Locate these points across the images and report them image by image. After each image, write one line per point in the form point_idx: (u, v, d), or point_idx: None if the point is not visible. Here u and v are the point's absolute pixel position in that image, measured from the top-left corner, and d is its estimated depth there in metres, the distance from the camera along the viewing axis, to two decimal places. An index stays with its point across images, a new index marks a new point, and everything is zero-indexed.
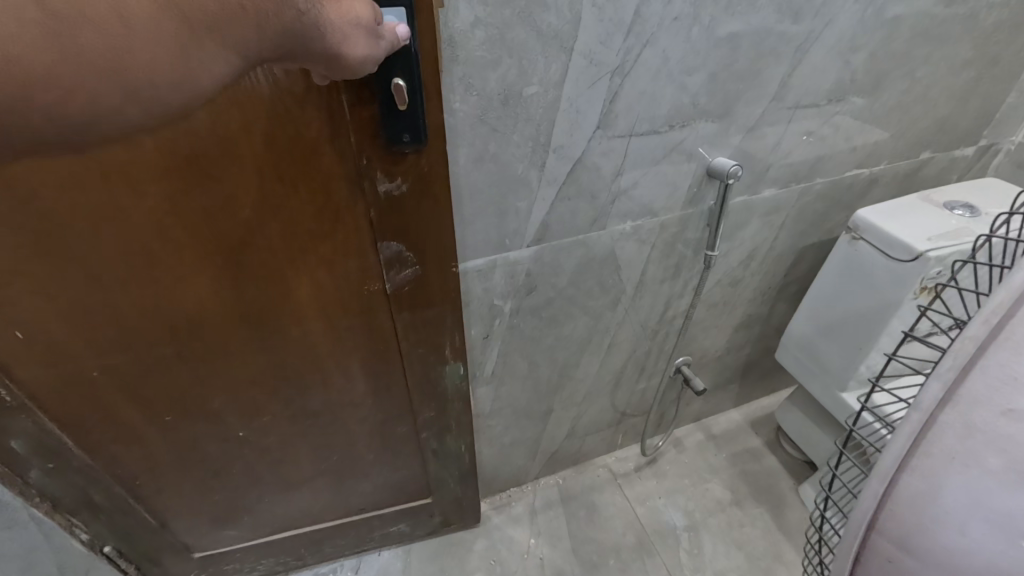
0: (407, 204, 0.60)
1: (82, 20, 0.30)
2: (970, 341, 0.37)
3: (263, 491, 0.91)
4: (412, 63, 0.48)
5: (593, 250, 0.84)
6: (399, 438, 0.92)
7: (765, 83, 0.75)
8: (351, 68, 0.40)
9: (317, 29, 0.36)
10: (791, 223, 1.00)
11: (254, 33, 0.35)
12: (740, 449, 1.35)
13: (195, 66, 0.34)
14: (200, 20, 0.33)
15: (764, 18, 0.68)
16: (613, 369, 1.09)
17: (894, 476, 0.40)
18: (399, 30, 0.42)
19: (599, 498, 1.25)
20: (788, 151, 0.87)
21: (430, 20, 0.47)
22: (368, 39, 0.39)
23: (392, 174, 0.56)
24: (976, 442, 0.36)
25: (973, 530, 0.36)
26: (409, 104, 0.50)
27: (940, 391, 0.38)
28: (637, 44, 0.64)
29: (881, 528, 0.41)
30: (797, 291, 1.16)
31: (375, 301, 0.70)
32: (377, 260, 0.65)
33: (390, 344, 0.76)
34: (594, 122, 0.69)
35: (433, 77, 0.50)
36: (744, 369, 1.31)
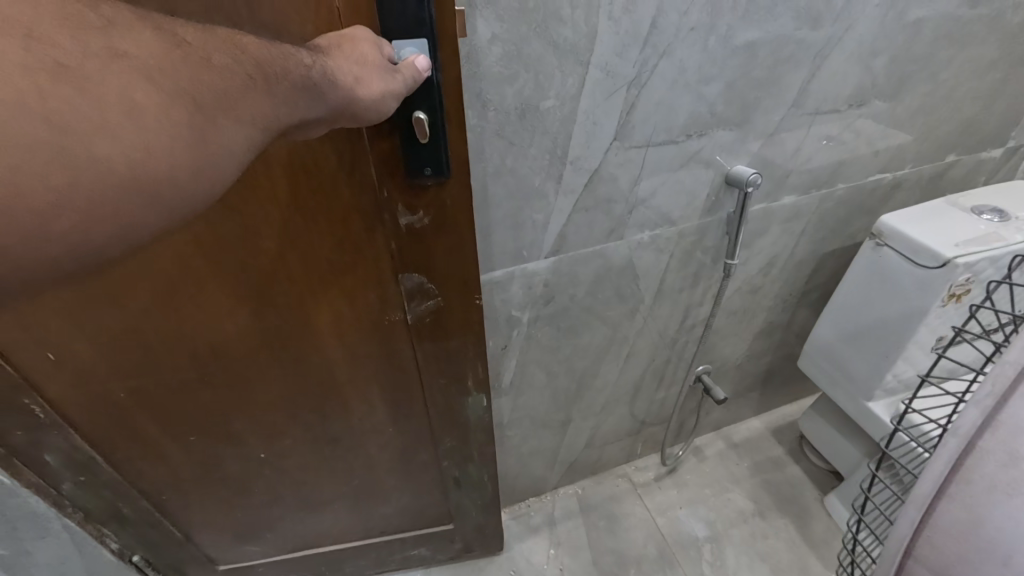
0: (428, 238, 0.59)
1: (104, 127, 0.29)
2: (1012, 367, 0.40)
3: (284, 508, 0.92)
4: (433, 95, 0.48)
5: (611, 259, 0.84)
6: (421, 467, 0.93)
7: (784, 90, 0.75)
8: (369, 110, 0.42)
9: (329, 81, 0.39)
10: (811, 231, 0.98)
11: (270, 104, 0.36)
12: (762, 458, 1.33)
13: (222, 147, 0.34)
14: (216, 101, 0.33)
15: (782, 25, 0.67)
16: (632, 378, 1.09)
17: (935, 502, 0.45)
18: (422, 63, 0.44)
19: (620, 508, 1.24)
20: (808, 157, 0.86)
21: (453, 53, 0.46)
22: (383, 75, 0.42)
23: (414, 207, 0.56)
24: (1016, 470, 0.39)
25: (1018, 559, 0.38)
26: (431, 136, 0.50)
27: (979, 417, 0.41)
28: (654, 55, 0.64)
29: (916, 553, 0.46)
30: (820, 297, 1.14)
31: (396, 329, 0.70)
32: (399, 290, 0.65)
33: (410, 371, 0.76)
34: (610, 133, 0.69)
35: (456, 108, 0.50)
36: (765, 377, 1.29)
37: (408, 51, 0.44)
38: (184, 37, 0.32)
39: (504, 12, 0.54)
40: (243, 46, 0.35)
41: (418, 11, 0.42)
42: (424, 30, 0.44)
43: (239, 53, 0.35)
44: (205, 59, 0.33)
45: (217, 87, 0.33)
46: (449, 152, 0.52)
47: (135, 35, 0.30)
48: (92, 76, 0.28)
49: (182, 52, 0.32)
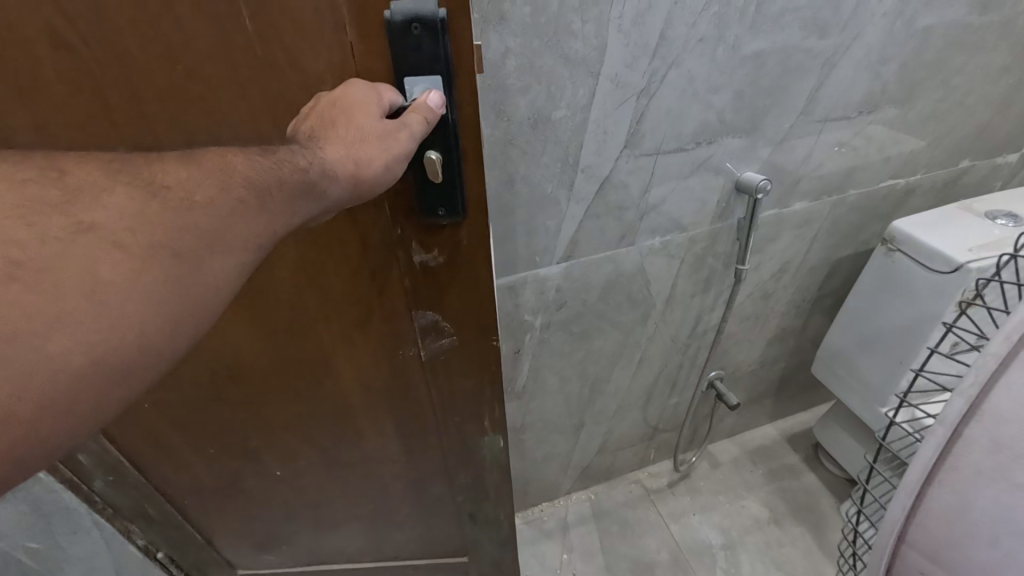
0: (445, 280, 0.56)
1: (83, 304, 0.31)
2: (993, 358, 0.42)
3: (300, 522, 0.92)
4: (447, 134, 0.43)
5: (622, 264, 0.85)
6: (436, 499, 0.91)
7: (792, 98, 0.76)
8: (371, 179, 0.39)
9: (327, 175, 0.37)
10: (823, 237, 0.99)
11: (260, 226, 0.37)
12: (777, 466, 1.32)
13: (209, 281, 0.35)
14: (198, 239, 0.35)
15: (789, 35, 0.69)
16: (645, 383, 1.09)
17: (924, 489, 0.47)
18: (432, 97, 0.40)
19: (633, 514, 1.24)
20: (819, 164, 0.87)
21: (471, 88, 0.42)
22: (382, 144, 0.38)
23: (429, 247, 0.53)
24: (1001, 456, 0.42)
25: (1004, 541, 0.41)
26: (445, 176, 0.45)
27: (965, 406, 0.44)
28: (663, 66, 0.65)
29: (911, 539, 0.48)
30: (833, 302, 1.13)
31: (410, 362, 0.68)
32: (414, 327, 0.62)
33: (424, 405, 0.74)
34: (621, 141, 0.70)
35: (474, 148, 0.45)
36: (779, 383, 1.29)
37: (421, 87, 0.40)
38: (163, 184, 0.34)
39: (517, 27, 0.57)
40: (232, 169, 0.36)
41: (432, 45, 0.38)
42: (437, 66, 0.39)
43: (226, 182, 0.35)
44: (184, 202, 0.34)
45: (196, 229, 0.34)
46: (464, 191, 0.47)
47: (110, 199, 0.33)
48: (65, 261, 0.31)
49: (159, 201, 0.34)
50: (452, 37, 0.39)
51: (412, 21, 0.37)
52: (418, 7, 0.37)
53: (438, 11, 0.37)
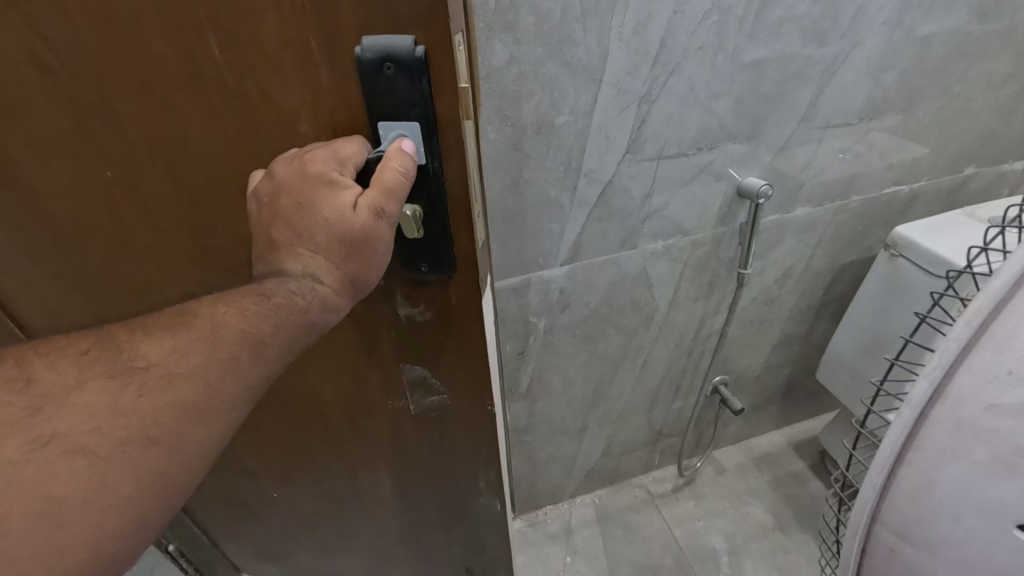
0: (436, 341, 0.50)
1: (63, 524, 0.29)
2: (955, 342, 0.41)
3: (299, 546, 0.87)
4: (429, 185, 0.38)
5: (625, 267, 0.87)
6: (431, 548, 0.82)
7: (793, 105, 0.77)
8: (369, 283, 0.38)
9: (331, 302, 0.37)
10: (827, 242, 0.99)
11: (251, 382, 0.35)
12: (783, 473, 1.32)
13: (196, 453, 0.34)
14: (185, 417, 0.33)
15: (789, 43, 0.70)
16: (649, 386, 1.10)
17: (894, 470, 0.45)
18: (404, 143, 0.35)
19: (637, 518, 1.24)
20: (821, 170, 0.88)
21: (456, 136, 0.36)
22: (375, 254, 0.37)
23: (414, 301, 0.47)
24: (964, 437, 0.40)
25: (967, 517, 0.41)
26: (422, 232, 0.40)
27: (930, 388, 0.42)
28: (663, 73, 0.67)
29: (883, 518, 0.47)
30: (839, 308, 1.14)
31: (399, 415, 0.60)
32: (401, 380, 0.56)
33: (419, 458, 0.66)
34: (623, 146, 0.72)
35: (461, 200, 0.39)
36: (785, 390, 1.29)
37: (397, 135, 0.35)
38: (145, 366, 0.33)
39: (521, 36, 0.59)
40: (225, 328, 0.34)
41: (408, 87, 0.33)
42: (414, 110, 0.34)
43: (217, 346, 0.34)
44: (166, 383, 0.33)
45: (180, 406, 0.33)
46: (449, 244, 0.41)
47: (81, 396, 0.31)
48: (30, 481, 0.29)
49: (137, 388, 0.32)
50: (433, 78, 0.33)
51: (384, 61, 0.32)
52: (390, 44, 0.32)
53: (414, 49, 0.32)
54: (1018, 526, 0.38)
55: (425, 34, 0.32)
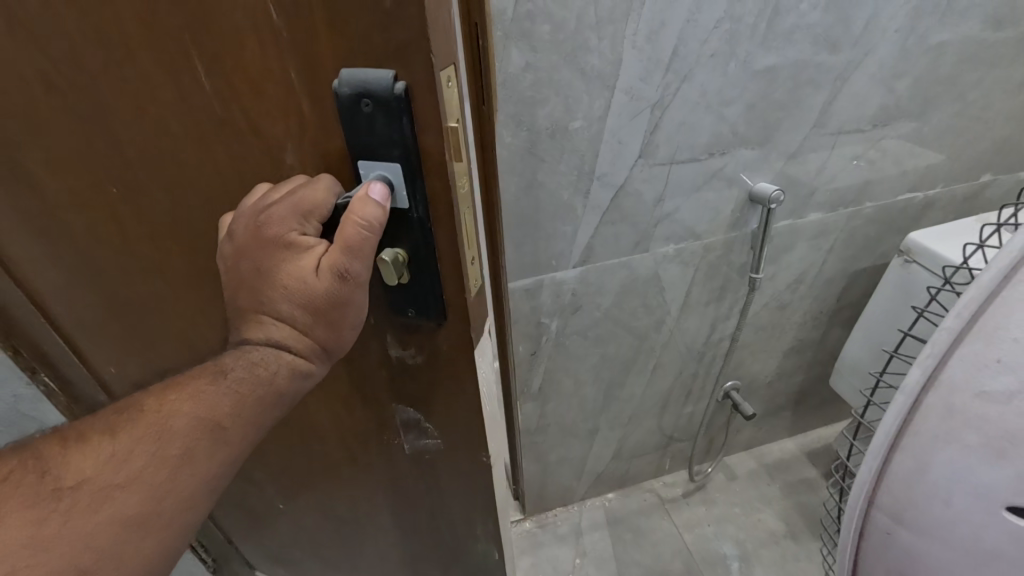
0: (429, 380, 0.48)
1: None
2: (948, 331, 0.47)
3: (306, 556, 0.87)
4: (414, 227, 0.37)
5: (637, 270, 0.88)
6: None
7: (805, 111, 0.78)
8: (342, 344, 0.39)
9: (296, 368, 0.37)
10: (840, 248, 0.99)
11: (204, 475, 0.36)
12: (795, 480, 1.31)
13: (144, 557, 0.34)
14: (131, 523, 0.33)
15: (800, 51, 0.71)
16: (660, 390, 1.11)
17: (889, 454, 0.51)
18: (371, 192, 0.33)
19: (646, 522, 1.24)
20: (833, 176, 0.88)
21: (439, 179, 0.34)
22: (344, 316, 0.37)
23: (405, 344, 0.46)
24: (954, 422, 0.46)
25: (958, 500, 0.46)
26: (411, 275, 0.39)
27: (923, 375, 0.48)
28: (676, 80, 0.69)
29: (878, 502, 0.52)
30: (852, 315, 1.13)
31: (394, 454, 0.59)
32: (394, 420, 0.55)
33: (414, 497, 0.65)
34: (635, 151, 0.74)
35: (450, 246, 0.38)
36: (798, 397, 1.29)
37: (376, 176, 0.34)
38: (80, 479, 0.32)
39: (537, 44, 0.61)
40: (174, 423, 0.34)
41: (389, 122, 0.32)
42: (397, 147, 0.33)
43: (167, 442, 0.34)
44: (108, 493, 0.32)
45: (117, 519, 0.32)
46: (438, 287, 0.40)
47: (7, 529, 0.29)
48: None
49: (74, 504, 0.32)
50: (415, 116, 0.32)
51: (362, 98, 0.31)
52: (368, 80, 0.31)
53: (394, 85, 0.31)
54: (1008, 506, 0.43)
55: (407, 70, 0.30)
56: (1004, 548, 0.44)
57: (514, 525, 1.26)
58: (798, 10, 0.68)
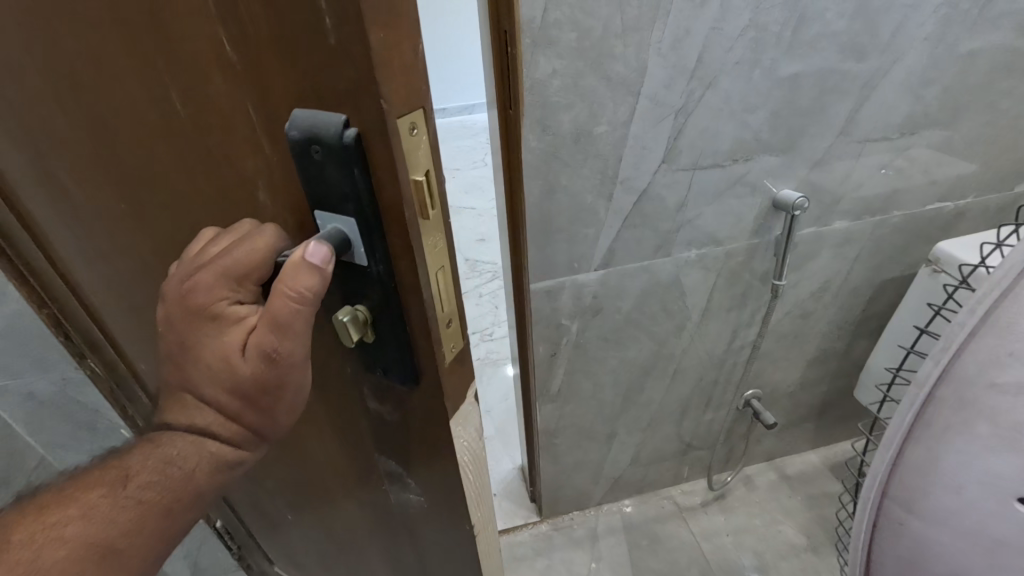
0: (405, 438, 0.45)
1: None
2: (962, 326, 0.50)
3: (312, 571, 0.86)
4: (378, 284, 0.34)
5: (658, 275, 0.89)
6: None
7: (831, 118, 0.78)
8: (272, 424, 0.40)
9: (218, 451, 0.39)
10: (865, 258, 0.98)
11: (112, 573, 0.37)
12: (817, 493, 1.29)
13: None
14: None
15: (827, 58, 0.72)
16: (680, 396, 1.11)
17: (904, 446, 0.55)
18: (306, 257, 0.31)
19: (663, 529, 1.24)
20: (859, 184, 0.88)
21: (401, 237, 0.31)
22: (274, 398, 0.38)
23: (383, 400, 0.43)
24: (967, 414, 0.50)
25: (968, 488, 0.51)
26: (376, 333, 0.37)
27: (936, 369, 0.51)
28: (700, 86, 0.70)
29: (892, 493, 0.57)
30: (878, 326, 1.12)
31: (382, 505, 0.56)
32: (380, 472, 0.52)
33: (401, 550, 0.61)
34: (659, 156, 0.75)
35: (418, 308, 0.34)
36: (821, 409, 1.27)
37: (333, 228, 0.32)
38: None
39: (564, 51, 0.63)
40: (78, 525, 0.36)
41: (342, 170, 0.29)
42: (350, 196, 0.30)
43: (72, 545, 0.35)
44: None
45: None
46: (408, 350, 0.37)
47: None
48: None
49: None
50: (370, 166, 0.29)
51: (311, 143, 0.29)
52: (318, 126, 0.29)
53: (344, 131, 0.28)
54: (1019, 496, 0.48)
55: (358, 115, 0.28)
56: (1009, 531, 0.49)
57: (530, 526, 1.27)
58: (825, 18, 0.68)
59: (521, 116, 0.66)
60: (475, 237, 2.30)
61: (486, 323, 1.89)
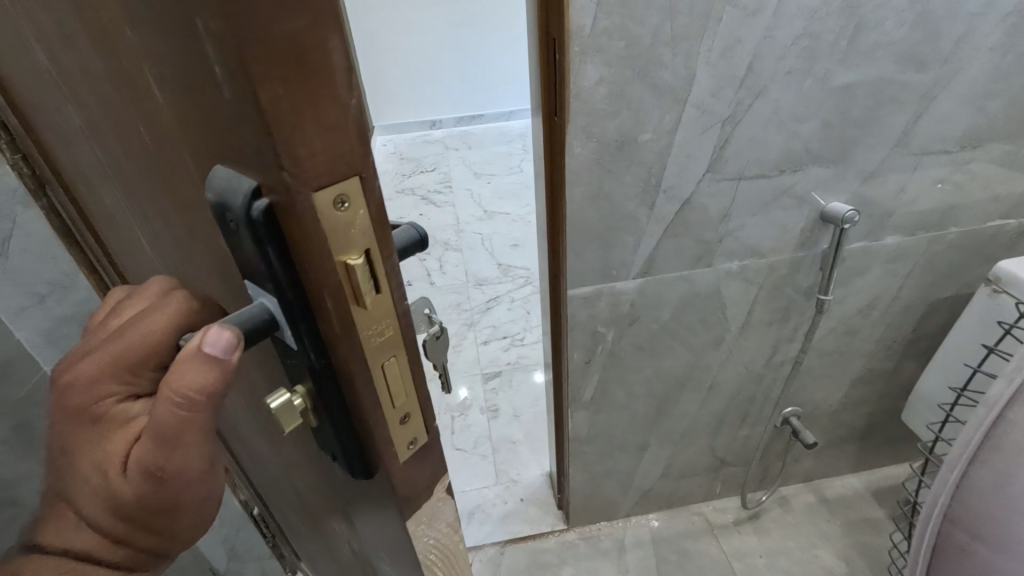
0: (363, 503, 0.42)
1: None
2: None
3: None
4: (309, 364, 0.31)
5: (698, 285, 0.87)
6: None
7: (886, 130, 0.76)
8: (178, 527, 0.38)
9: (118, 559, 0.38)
10: (918, 275, 0.95)
11: None
12: (857, 518, 1.24)
13: None
14: None
15: (883, 68, 0.70)
16: (715, 410, 1.09)
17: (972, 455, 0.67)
18: (200, 352, 0.29)
19: (693, 546, 1.21)
20: (914, 198, 0.84)
21: (329, 319, 0.29)
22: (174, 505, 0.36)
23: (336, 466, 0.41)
24: None
25: None
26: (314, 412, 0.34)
27: (998, 395, 0.65)
28: (749, 96, 0.69)
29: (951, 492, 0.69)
30: (929, 347, 1.07)
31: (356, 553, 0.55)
32: (349, 525, 0.50)
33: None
34: (704, 165, 0.74)
35: (354, 387, 0.32)
36: (864, 431, 1.22)
37: (259, 303, 0.30)
38: None
39: (611, 59, 0.63)
40: None
41: (256, 247, 0.27)
42: (269, 275, 0.28)
43: None
44: None
45: None
46: (349, 430, 0.34)
47: None
48: None
49: None
50: (285, 245, 0.26)
51: (226, 215, 0.27)
52: (231, 196, 0.26)
53: (255, 205, 0.25)
54: None
55: (270, 190, 0.25)
56: None
57: (557, 534, 1.26)
58: (883, 27, 0.66)
59: (566, 123, 0.67)
60: (510, 242, 2.32)
61: (517, 328, 1.89)
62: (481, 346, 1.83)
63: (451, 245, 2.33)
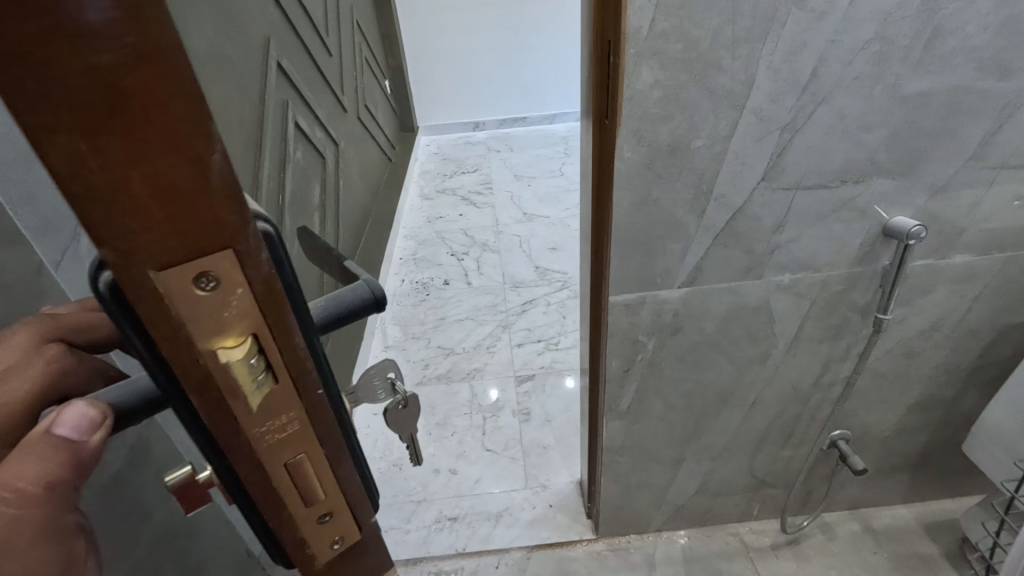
0: None
1: None
2: None
3: None
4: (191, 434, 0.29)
5: (746, 297, 0.84)
6: None
7: (962, 141, 0.71)
8: None
9: None
10: (988, 297, 0.88)
11: None
12: (907, 552, 1.17)
13: None
14: None
15: (962, 75, 0.65)
16: (757, 427, 1.04)
17: None
18: (51, 436, 0.30)
19: (727, 567, 1.17)
20: (988, 216, 0.79)
21: (202, 400, 0.26)
22: None
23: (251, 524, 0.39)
24: None
25: None
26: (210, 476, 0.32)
27: None
28: (812, 102, 0.66)
29: None
30: (997, 376, 1.00)
31: None
32: None
33: None
34: (759, 173, 0.71)
35: (241, 464, 0.30)
36: (919, 460, 1.15)
37: None
38: None
39: (667, 62, 0.62)
40: None
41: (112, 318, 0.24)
42: (139, 363, 0.25)
43: None
44: None
45: None
46: (246, 501, 0.32)
47: None
48: None
49: None
50: (138, 323, 0.24)
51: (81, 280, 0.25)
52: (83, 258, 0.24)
53: (98, 275, 0.23)
54: None
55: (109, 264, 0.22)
56: None
57: (586, 543, 1.24)
58: (966, 30, 0.62)
59: (617, 127, 0.66)
60: (548, 246, 2.31)
61: (552, 332, 1.88)
62: (515, 348, 1.82)
63: (490, 246, 2.34)
